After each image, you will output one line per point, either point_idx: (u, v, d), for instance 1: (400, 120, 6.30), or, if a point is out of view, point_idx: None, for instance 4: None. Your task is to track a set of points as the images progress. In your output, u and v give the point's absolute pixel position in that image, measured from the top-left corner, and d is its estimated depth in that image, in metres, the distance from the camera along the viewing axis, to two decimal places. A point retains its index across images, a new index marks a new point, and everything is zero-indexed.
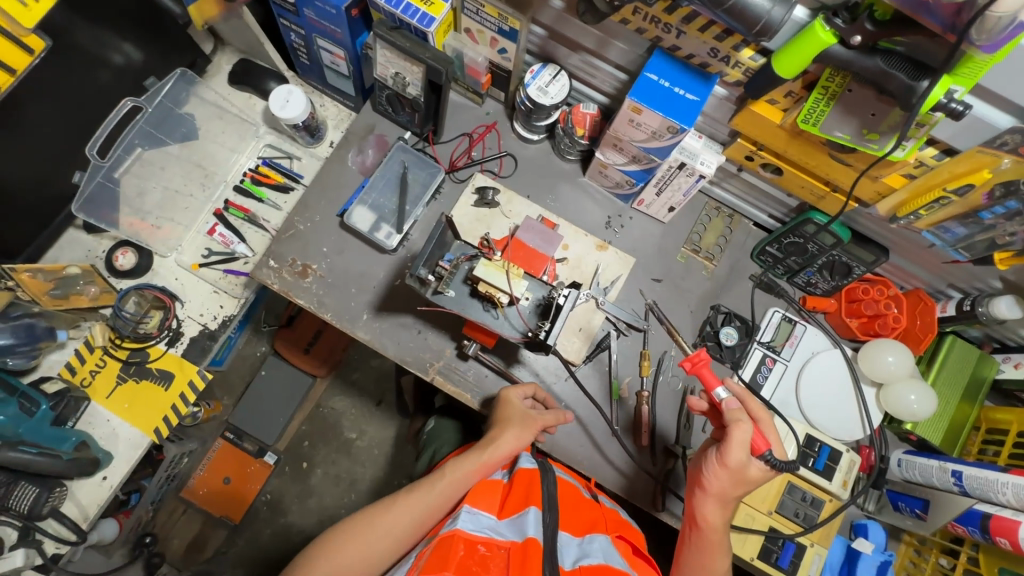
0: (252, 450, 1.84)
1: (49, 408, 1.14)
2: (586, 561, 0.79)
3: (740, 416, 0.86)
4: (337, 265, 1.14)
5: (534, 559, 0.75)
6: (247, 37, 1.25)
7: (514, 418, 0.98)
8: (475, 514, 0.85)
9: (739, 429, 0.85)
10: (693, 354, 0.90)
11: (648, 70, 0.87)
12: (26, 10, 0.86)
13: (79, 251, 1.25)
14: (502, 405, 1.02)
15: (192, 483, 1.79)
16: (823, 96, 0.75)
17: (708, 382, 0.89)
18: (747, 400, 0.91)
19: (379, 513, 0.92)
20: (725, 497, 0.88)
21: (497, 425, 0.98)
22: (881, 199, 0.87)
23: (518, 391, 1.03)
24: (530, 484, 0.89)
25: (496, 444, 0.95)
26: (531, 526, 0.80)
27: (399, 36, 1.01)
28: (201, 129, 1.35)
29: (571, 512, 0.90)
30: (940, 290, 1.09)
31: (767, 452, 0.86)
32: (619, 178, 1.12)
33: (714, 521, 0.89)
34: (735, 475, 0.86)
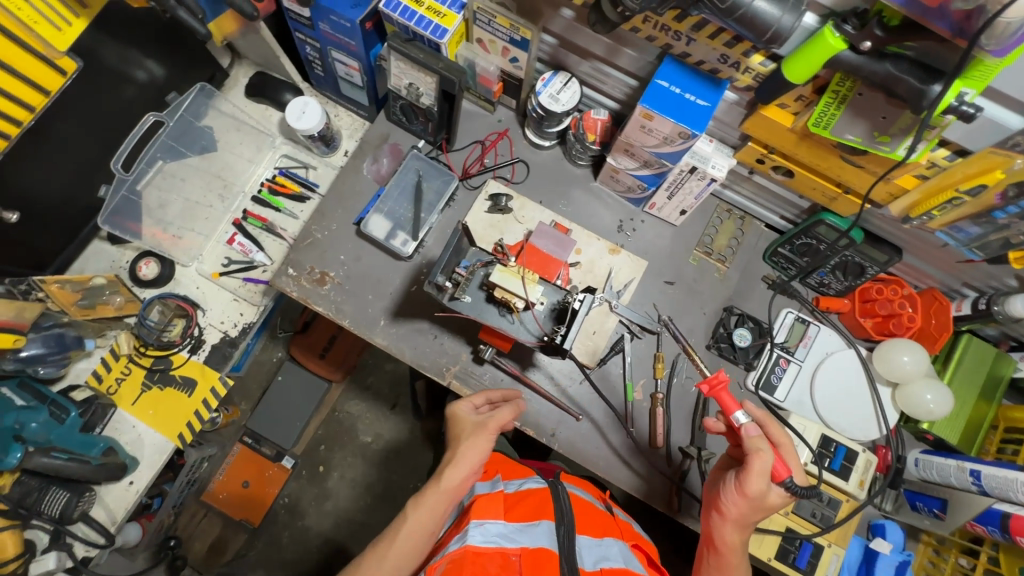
0: (269, 454, 1.87)
1: (78, 415, 1.16)
2: (607, 564, 0.83)
3: (759, 444, 0.85)
4: (354, 272, 1.16)
5: (549, 564, 0.80)
6: (263, 51, 1.29)
7: (467, 431, 0.91)
8: (484, 525, 0.83)
9: (761, 458, 0.84)
10: (711, 376, 0.88)
11: (659, 77, 0.88)
12: (61, 35, 0.93)
13: (103, 262, 1.29)
14: (451, 422, 0.94)
15: (212, 487, 1.82)
16: (834, 100, 0.76)
17: (726, 406, 0.88)
18: (766, 424, 0.91)
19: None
20: (744, 524, 0.87)
21: (451, 445, 0.90)
22: (893, 199, 0.87)
23: (466, 405, 0.95)
24: (542, 499, 0.92)
25: (452, 469, 0.86)
26: (543, 535, 0.84)
27: (413, 48, 1.03)
28: (219, 141, 1.38)
29: (587, 518, 0.93)
30: (954, 289, 1.09)
31: (788, 479, 0.86)
32: (630, 182, 1.13)
33: (733, 545, 0.89)
34: (758, 505, 0.85)
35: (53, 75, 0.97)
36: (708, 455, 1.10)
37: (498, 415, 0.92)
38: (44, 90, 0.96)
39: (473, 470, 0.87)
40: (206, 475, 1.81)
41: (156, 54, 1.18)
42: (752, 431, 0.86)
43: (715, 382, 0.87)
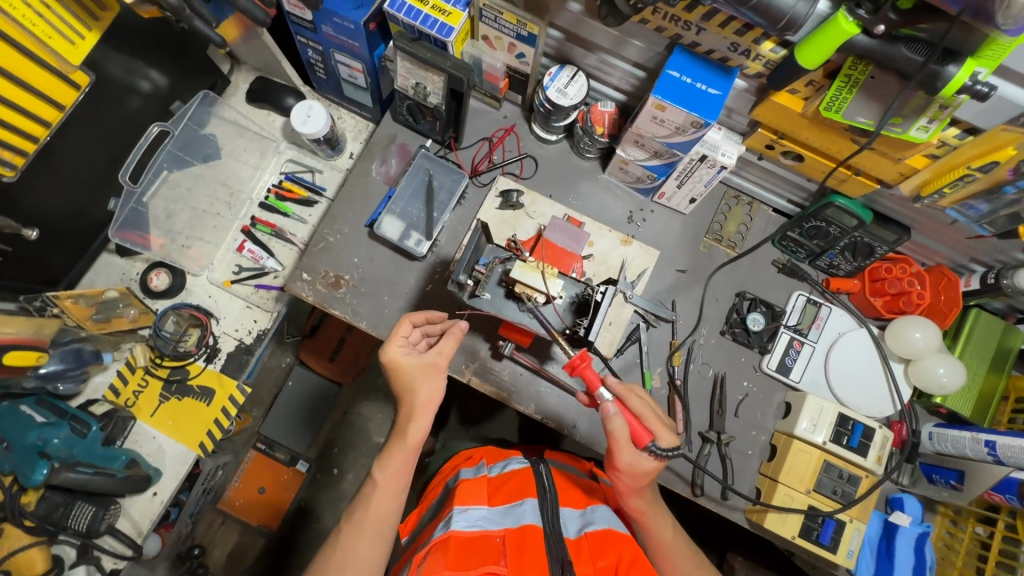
0: (282, 458, 1.87)
1: (99, 429, 1.16)
2: (591, 528, 0.89)
3: (613, 419, 0.84)
4: (369, 274, 1.17)
5: (534, 540, 0.83)
6: (264, 56, 1.28)
7: (417, 375, 0.94)
8: (468, 511, 0.87)
9: (610, 434, 0.84)
10: (576, 353, 0.85)
11: (670, 67, 0.89)
12: (75, 49, 0.94)
13: (113, 274, 1.28)
14: (392, 369, 0.95)
15: (229, 493, 1.83)
16: (845, 85, 0.77)
17: (590, 382, 0.85)
18: (626, 397, 0.89)
19: (332, 550, 0.90)
20: (639, 489, 0.89)
21: (406, 396, 0.95)
22: (904, 178, 0.88)
23: (395, 348, 0.93)
24: (523, 479, 0.95)
25: (414, 423, 0.94)
26: (528, 514, 0.87)
27: (419, 47, 1.02)
28: (224, 148, 1.38)
29: (568, 491, 0.99)
30: (962, 265, 1.11)
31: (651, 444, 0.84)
32: (639, 173, 1.14)
33: (645, 506, 0.92)
34: (632, 473, 0.86)
35: (68, 89, 0.97)
36: (727, 439, 1.12)
37: (442, 346, 0.95)
38: (58, 105, 0.96)
39: (431, 413, 0.95)
40: (222, 482, 1.80)
41: (158, 63, 1.18)
42: (610, 409, 0.84)
43: (575, 363, 0.85)
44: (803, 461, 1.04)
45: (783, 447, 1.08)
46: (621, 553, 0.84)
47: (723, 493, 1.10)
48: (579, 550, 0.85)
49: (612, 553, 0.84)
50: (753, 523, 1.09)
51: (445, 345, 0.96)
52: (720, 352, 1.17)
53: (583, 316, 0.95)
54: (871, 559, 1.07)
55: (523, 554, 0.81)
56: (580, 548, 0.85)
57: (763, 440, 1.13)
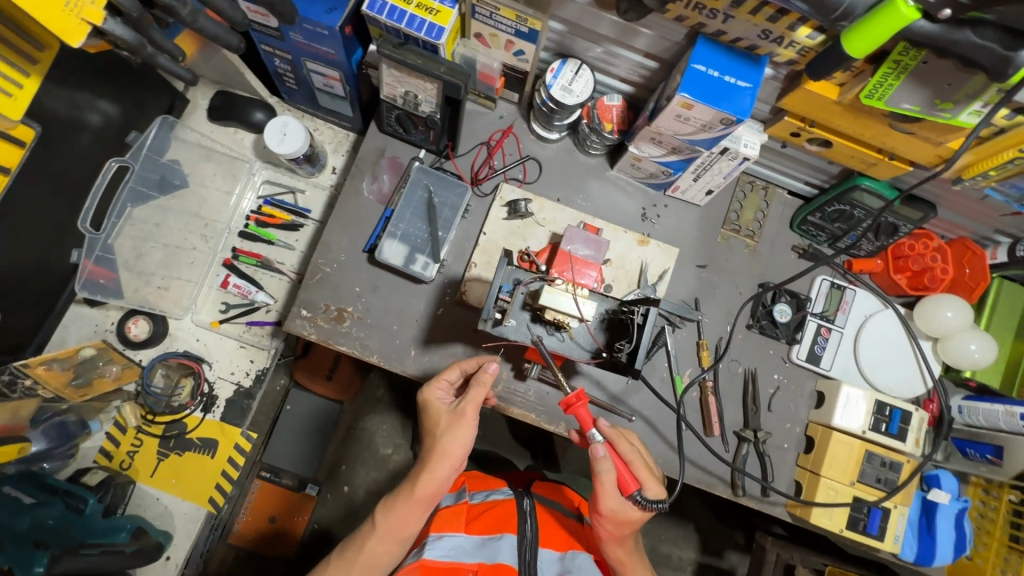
0: (291, 485, 1.46)
1: (97, 501, 1.06)
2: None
3: (601, 462, 0.80)
4: (374, 303, 1.07)
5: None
6: (225, 69, 1.15)
7: (443, 424, 0.84)
8: (443, 539, 0.83)
9: (596, 478, 0.80)
10: (572, 391, 0.80)
11: (694, 60, 0.81)
12: (14, 102, 0.81)
13: (85, 328, 1.16)
14: (425, 411, 0.88)
15: (239, 527, 1.41)
16: (893, 71, 0.71)
17: (584, 423, 0.79)
18: (616, 441, 0.86)
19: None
20: (621, 538, 0.85)
21: (429, 439, 0.85)
22: (943, 161, 0.86)
23: (432, 390, 0.87)
24: (507, 509, 0.90)
25: (427, 475, 0.82)
26: (504, 551, 0.83)
27: (407, 53, 0.91)
28: (191, 175, 1.25)
29: (550, 529, 0.92)
30: (986, 236, 1.09)
31: (637, 492, 0.80)
32: (653, 169, 1.07)
33: (626, 558, 0.88)
34: (614, 520, 0.83)
35: (11, 147, 0.85)
36: (766, 436, 1.08)
37: (466, 398, 0.83)
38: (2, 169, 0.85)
39: (451, 467, 0.83)
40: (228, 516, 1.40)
41: (107, 90, 1.04)
42: (599, 452, 0.79)
43: (571, 400, 0.78)
44: (845, 453, 1.03)
45: (821, 440, 1.06)
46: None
47: (764, 491, 1.07)
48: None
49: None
50: (795, 518, 1.07)
51: (472, 394, 0.83)
52: (749, 347, 1.13)
53: (618, 336, 0.88)
54: (914, 540, 1.08)
55: None
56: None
57: (798, 432, 1.11)
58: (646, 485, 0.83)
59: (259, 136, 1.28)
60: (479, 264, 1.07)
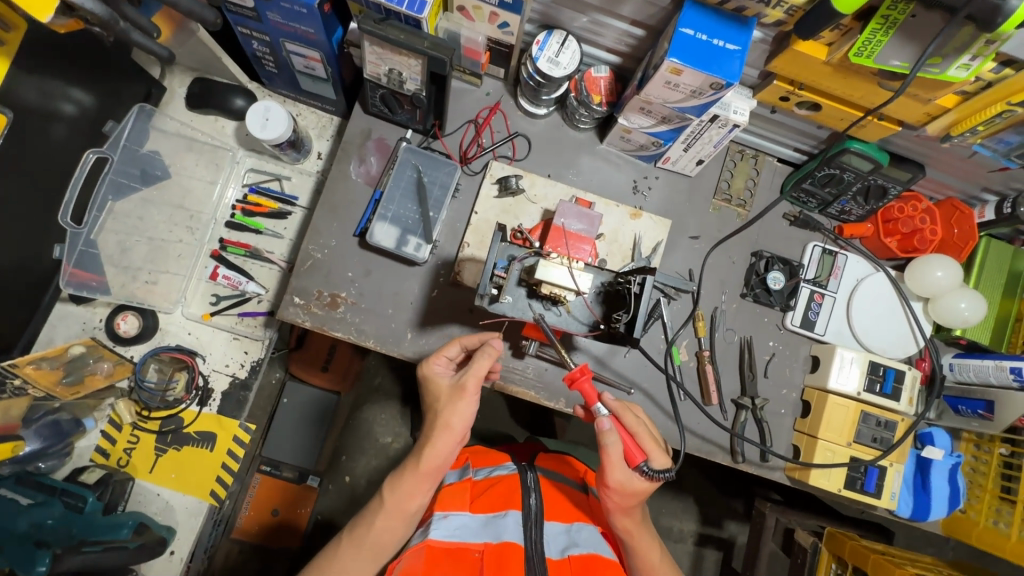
0: (292, 477, 1.45)
1: (97, 499, 1.05)
2: (575, 550, 0.82)
3: (607, 436, 0.81)
4: (368, 288, 1.06)
5: (515, 559, 0.77)
6: (202, 54, 1.12)
7: (444, 398, 0.84)
8: (448, 518, 0.83)
9: (604, 451, 0.81)
10: (576, 366, 0.80)
11: (681, 24, 0.80)
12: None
13: (73, 327, 1.14)
14: (427, 386, 0.88)
15: (242, 521, 1.41)
16: (881, 27, 0.70)
17: (590, 396, 0.80)
18: (622, 414, 0.87)
19: (327, 562, 0.83)
20: (628, 509, 0.86)
21: (431, 413, 0.86)
22: (931, 120, 0.86)
23: (433, 364, 0.88)
24: (509, 486, 0.90)
25: (431, 449, 0.82)
26: (510, 529, 0.82)
27: (389, 28, 0.89)
28: (172, 166, 1.22)
29: (555, 502, 0.92)
30: (974, 196, 1.11)
31: (643, 463, 0.83)
32: (643, 140, 1.06)
33: (634, 528, 0.88)
34: (621, 492, 0.83)
35: None
36: (764, 402, 1.10)
37: (473, 365, 0.83)
38: None
39: (454, 439, 0.83)
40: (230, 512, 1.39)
41: (80, 79, 1.01)
42: (605, 425, 0.81)
43: (575, 373, 0.79)
44: (841, 414, 1.05)
45: (817, 403, 1.07)
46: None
47: (763, 456, 1.08)
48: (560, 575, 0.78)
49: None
50: (794, 480, 1.09)
51: (477, 364, 0.83)
52: (744, 315, 1.14)
53: (615, 307, 0.88)
54: (909, 497, 1.10)
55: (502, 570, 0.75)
56: (562, 571, 0.79)
57: (794, 397, 1.12)
58: (651, 456, 0.85)
59: (241, 123, 1.25)
60: (472, 244, 1.07)
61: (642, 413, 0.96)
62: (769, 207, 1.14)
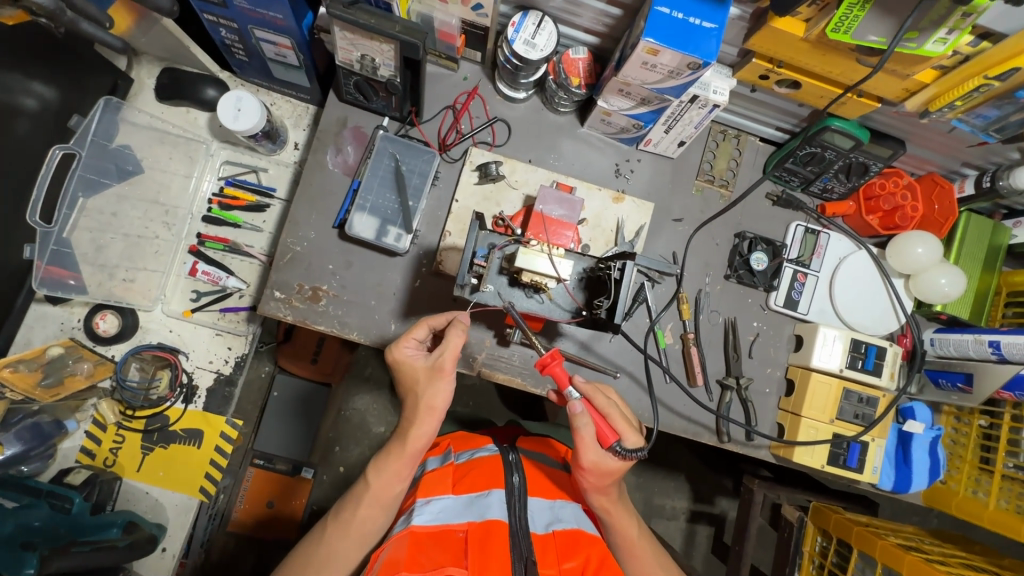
0: (286, 469, 1.43)
1: (83, 500, 1.04)
2: (559, 526, 0.83)
3: (579, 418, 0.80)
4: (349, 280, 1.05)
5: (499, 535, 0.76)
6: (168, 43, 1.08)
7: (422, 378, 0.83)
8: (430, 503, 0.82)
9: (576, 434, 0.80)
10: (548, 351, 0.81)
11: (657, 3, 0.78)
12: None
13: (50, 328, 1.12)
14: (400, 370, 0.86)
15: (238, 514, 1.40)
16: (857, 3, 0.70)
17: (561, 382, 0.79)
18: (593, 396, 0.85)
19: (315, 545, 0.83)
20: (604, 488, 0.87)
21: (410, 397, 0.85)
22: (910, 96, 0.85)
23: (400, 349, 0.84)
24: (492, 466, 0.90)
25: (417, 428, 0.83)
26: (494, 507, 0.81)
27: (359, 12, 0.86)
28: (145, 160, 1.18)
29: (537, 480, 0.93)
30: (954, 170, 1.11)
31: (616, 444, 0.81)
32: (624, 123, 1.05)
33: (612, 506, 0.89)
34: (595, 472, 0.84)
35: None
36: (749, 381, 1.11)
37: (446, 345, 0.80)
38: None
39: (437, 419, 0.84)
40: (225, 504, 1.40)
41: (40, 72, 0.97)
42: (577, 408, 0.79)
43: (546, 359, 0.79)
44: (824, 393, 1.06)
45: (801, 380, 1.08)
46: (589, 554, 0.79)
47: (748, 435, 1.10)
48: (545, 549, 0.79)
49: (580, 554, 0.79)
50: (779, 458, 1.10)
51: (450, 343, 0.81)
52: (728, 297, 1.14)
53: (597, 293, 0.88)
54: (891, 470, 1.12)
55: (485, 549, 0.74)
56: (547, 545, 0.79)
57: (778, 375, 1.13)
58: (625, 437, 0.84)
59: (214, 115, 1.22)
60: (453, 233, 1.05)
61: (614, 396, 0.95)
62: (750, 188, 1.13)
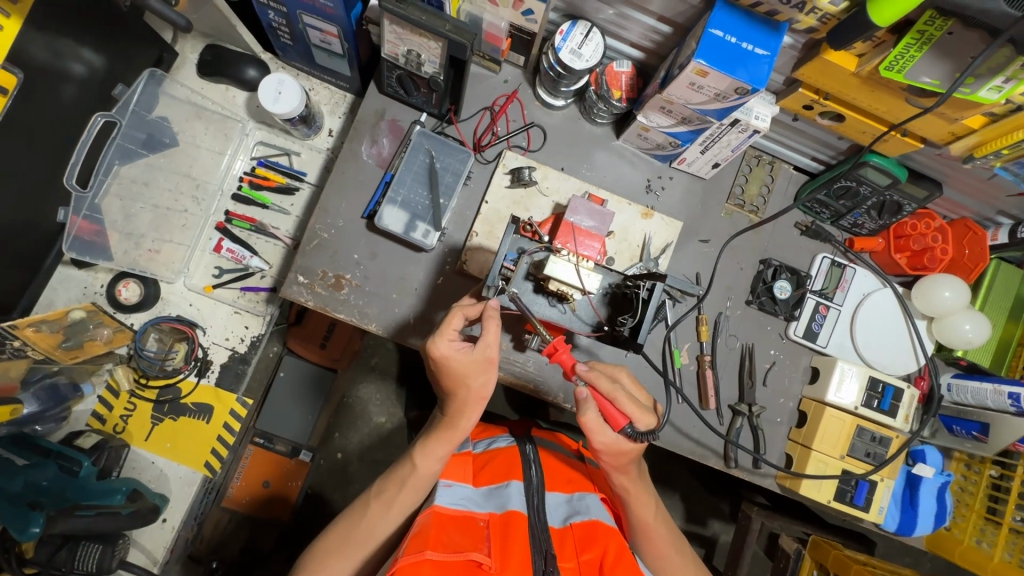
0: (285, 450, 1.41)
1: (92, 464, 1.05)
2: (576, 519, 0.82)
3: (583, 404, 0.80)
4: (373, 270, 1.05)
5: (517, 525, 0.76)
6: (217, 20, 1.09)
7: (470, 371, 0.81)
8: (451, 487, 0.84)
9: (581, 419, 0.80)
10: (552, 338, 0.80)
11: (712, 25, 0.78)
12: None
13: (75, 290, 1.13)
14: (445, 366, 0.81)
15: (233, 491, 1.36)
16: (916, 42, 0.69)
17: (568, 368, 0.80)
18: (596, 381, 0.80)
19: (355, 521, 0.83)
20: (624, 467, 0.85)
21: (457, 391, 0.83)
22: (954, 139, 0.85)
23: (445, 344, 0.79)
24: (509, 457, 0.91)
25: (467, 416, 0.84)
26: (513, 498, 0.81)
27: (411, 8, 0.86)
28: (180, 134, 1.20)
29: (554, 473, 0.93)
30: (988, 218, 1.10)
31: (626, 426, 0.79)
32: (660, 140, 1.05)
33: (632, 485, 0.87)
34: (610, 452, 0.82)
35: None
36: (761, 409, 1.10)
37: (486, 334, 0.79)
38: None
39: (484, 405, 0.85)
40: (222, 480, 1.37)
41: (91, 40, 0.99)
42: (581, 394, 0.79)
43: (553, 347, 0.79)
44: (837, 428, 1.05)
45: (814, 414, 1.08)
46: (607, 546, 0.77)
47: (756, 463, 1.09)
48: (563, 541, 0.78)
49: (597, 546, 0.77)
50: (785, 488, 1.10)
51: (487, 333, 0.80)
52: (748, 321, 1.13)
53: (621, 310, 0.87)
54: (897, 512, 1.11)
55: (503, 540, 0.74)
56: (564, 539, 0.79)
57: (791, 407, 1.13)
58: (635, 420, 0.81)
59: (252, 94, 1.23)
60: (480, 233, 1.06)
61: (624, 379, 0.92)
62: (782, 211, 1.12)
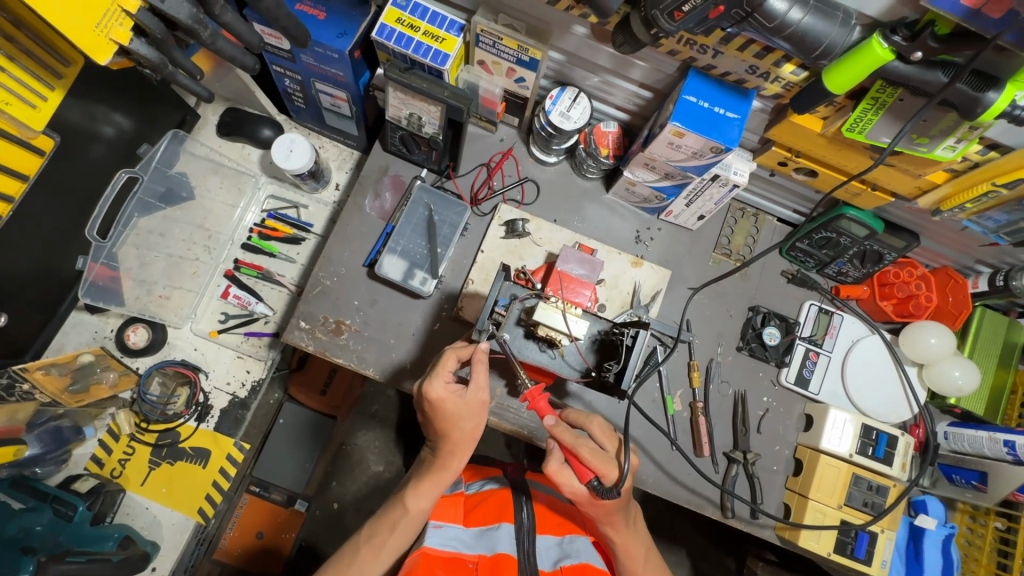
0: (280, 499, 1.40)
1: (86, 509, 1.06)
2: (566, 562, 0.81)
3: (550, 453, 0.85)
4: (372, 316, 1.09)
5: (507, 568, 0.78)
6: (237, 86, 1.19)
7: (462, 414, 0.83)
8: (442, 528, 0.85)
9: (547, 469, 0.84)
10: (533, 386, 0.83)
11: (686, 92, 0.86)
12: (37, 113, 0.87)
13: (85, 334, 1.17)
14: (437, 409, 0.83)
15: (226, 542, 1.35)
16: (872, 107, 0.76)
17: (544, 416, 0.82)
18: (560, 435, 0.81)
19: (342, 569, 0.82)
20: (611, 517, 0.84)
21: (448, 434, 0.85)
22: (923, 193, 0.91)
23: (441, 385, 0.82)
24: (501, 499, 0.91)
25: (457, 458, 0.86)
26: (503, 541, 0.82)
27: (413, 77, 0.95)
28: (196, 187, 1.28)
29: (545, 516, 0.92)
30: (968, 266, 1.14)
31: (591, 480, 0.80)
32: (647, 193, 1.11)
33: (618, 535, 0.86)
34: (587, 503, 0.83)
35: None
36: (756, 456, 1.10)
37: (476, 378, 0.83)
38: None
39: (473, 447, 0.86)
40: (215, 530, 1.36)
41: (123, 106, 1.08)
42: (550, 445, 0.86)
43: (530, 395, 0.82)
44: (832, 476, 1.05)
45: (810, 461, 1.07)
46: None
47: (753, 513, 1.07)
48: None
49: None
50: (784, 540, 1.07)
51: (478, 376, 0.84)
52: (740, 367, 1.15)
53: (608, 356, 0.90)
54: (902, 565, 1.09)
55: None
56: None
57: (787, 454, 1.12)
58: (601, 475, 0.81)
59: (266, 152, 1.32)
60: (476, 281, 1.10)
61: (592, 428, 0.89)
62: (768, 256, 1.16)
